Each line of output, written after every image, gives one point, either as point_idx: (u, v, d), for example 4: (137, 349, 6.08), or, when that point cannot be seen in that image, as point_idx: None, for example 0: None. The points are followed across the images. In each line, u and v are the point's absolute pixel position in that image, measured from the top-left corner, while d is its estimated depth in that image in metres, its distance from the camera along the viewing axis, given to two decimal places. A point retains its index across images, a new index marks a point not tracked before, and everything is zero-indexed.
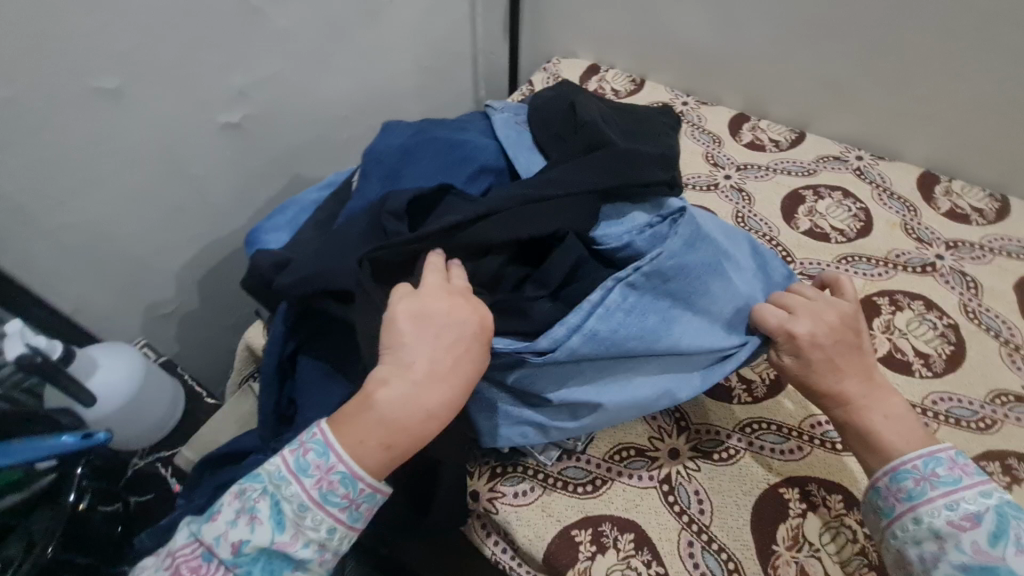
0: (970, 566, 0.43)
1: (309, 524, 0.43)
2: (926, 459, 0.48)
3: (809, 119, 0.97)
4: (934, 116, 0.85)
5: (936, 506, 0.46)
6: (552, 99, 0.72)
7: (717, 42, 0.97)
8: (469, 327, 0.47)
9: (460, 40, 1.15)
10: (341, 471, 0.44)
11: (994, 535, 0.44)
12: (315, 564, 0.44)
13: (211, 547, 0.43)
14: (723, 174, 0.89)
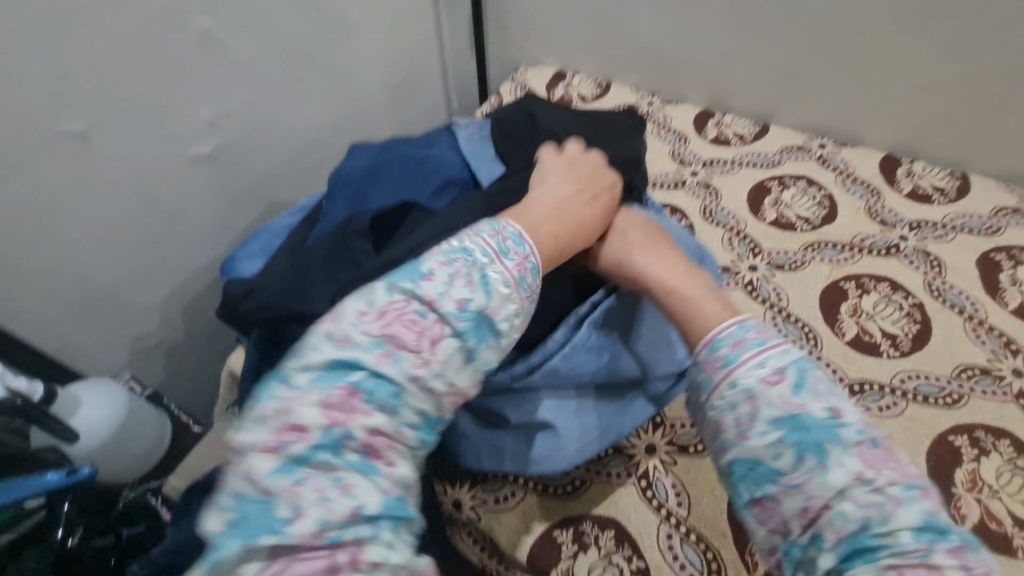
0: (782, 420, 0.37)
1: (509, 299, 0.42)
2: (738, 328, 0.42)
3: (771, 111, 0.99)
4: (890, 101, 0.87)
5: (749, 368, 0.39)
6: (512, 112, 0.73)
7: (676, 42, 0.99)
8: (610, 182, 0.55)
9: (427, 55, 1.17)
10: (534, 261, 0.45)
11: (796, 385, 0.38)
12: (501, 344, 0.42)
13: (421, 306, 0.40)
14: (689, 171, 0.91)
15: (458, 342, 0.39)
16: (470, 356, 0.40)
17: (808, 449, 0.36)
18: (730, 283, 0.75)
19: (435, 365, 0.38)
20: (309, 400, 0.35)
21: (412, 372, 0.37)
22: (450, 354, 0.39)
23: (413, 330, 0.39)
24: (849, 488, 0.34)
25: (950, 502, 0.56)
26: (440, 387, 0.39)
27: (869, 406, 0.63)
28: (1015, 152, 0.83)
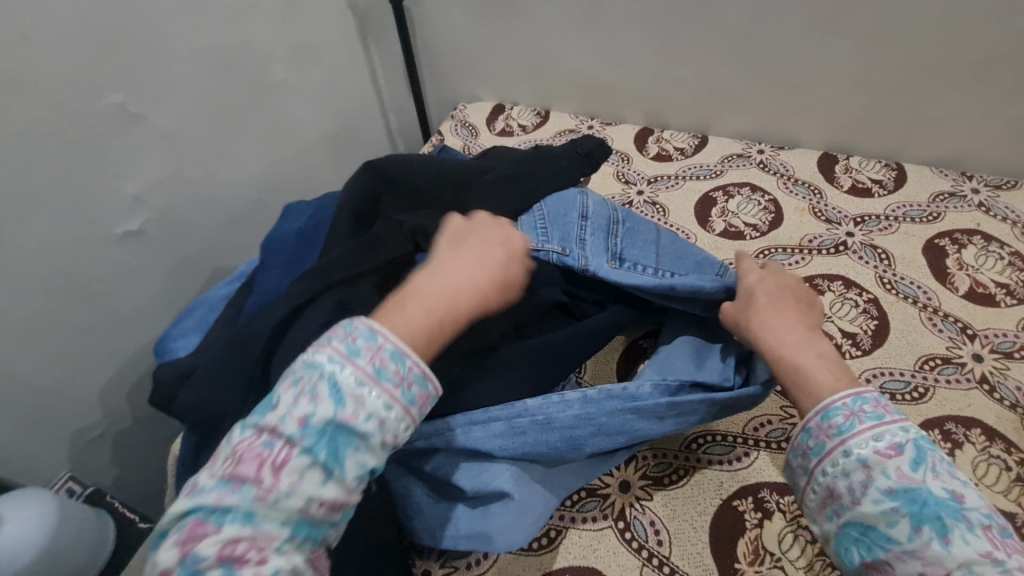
0: (899, 493, 0.40)
1: (368, 399, 0.40)
2: (853, 397, 0.44)
3: (708, 122, 1.00)
4: (815, 103, 0.89)
5: (865, 438, 0.42)
6: (407, 161, 0.70)
7: (605, 66, 1.00)
8: (505, 256, 0.51)
9: (364, 101, 1.17)
10: (394, 349, 0.42)
11: (915, 461, 0.41)
12: (379, 443, 0.40)
13: (269, 433, 0.39)
14: (635, 190, 0.90)
15: (312, 457, 0.38)
16: (331, 469, 0.38)
17: (928, 522, 0.38)
18: None
19: (293, 482, 0.38)
20: (172, 539, 0.37)
21: (261, 494, 0.37)
22: (305, 470, 0.38)
23: (257, 462, 0.38)
24: (971, 564, 0.36)
25: None
26: (303, 501, 0.38)
27: None
28: (942, 138, 0.85)
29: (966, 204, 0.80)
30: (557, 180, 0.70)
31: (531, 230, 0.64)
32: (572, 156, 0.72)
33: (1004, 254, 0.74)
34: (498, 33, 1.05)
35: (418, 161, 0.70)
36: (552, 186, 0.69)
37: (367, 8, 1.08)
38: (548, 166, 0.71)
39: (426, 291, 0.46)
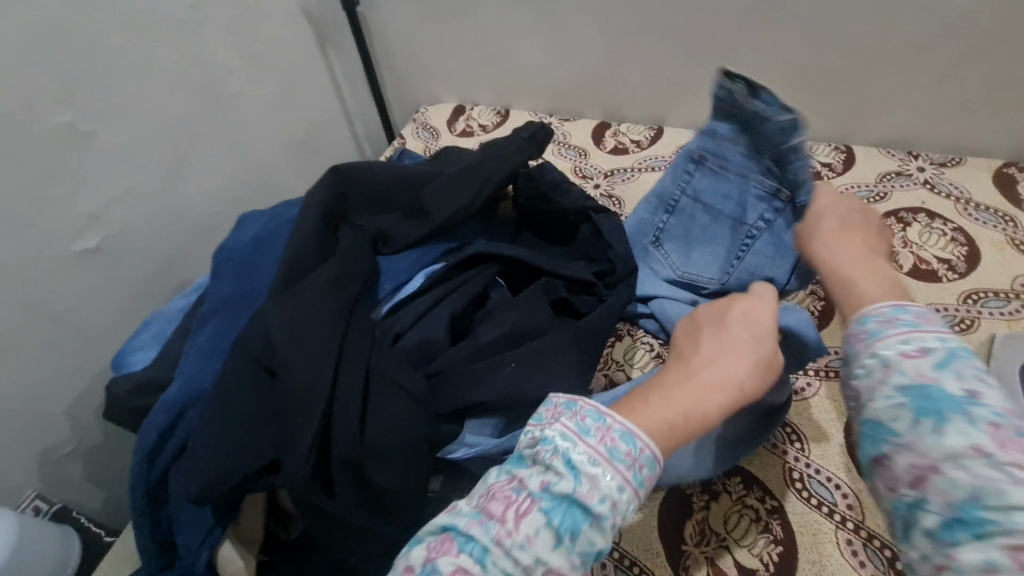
0: (910, 389, 0.35)
1: (603, 479, 0.37)
2: (896, 309, 0.39)
3: (663, 114, 1.01)
4: (764, 91, 0.91)
5: (891, 340, 0.37)
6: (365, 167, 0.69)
7: (559, 63, 1.01)
8: (742, 314, 0.45)
9: (327, 108, 1.17)
10: (623, 428, 0.39)
11: (942, 361, 0.36)
12: (608, 528, 0.37)
13: (513, 481, 0.38)
14: (592, 184, 0.91)
15: (550, 519, 0.36)
16: (564, 538, 0.36)
17: (930, 417, 0.34)
18: None
19: (528, 535, 0.36)
20: (415, 545, 0.38)
21: (499, 538, 0.36)
22: (543, 529, 0.36)
23: (504, 503, 0.37)
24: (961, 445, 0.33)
25: None
26: (532, 561, 0.35)
27: None
28: (888, 119, 0.87)
29: (912, 183, 0.82)
30: (507, 163, 0.69)
31: (711, 192, 0.67)
32: (518, 140, 0.72)
33: (947, 230, 0.76)
34: (453, 35, 1.05)
35: (372, 166, 0.69)
36: (503, 169, 0.69)
37: (322, 16, 1.08)
38: (496, 154, 0.70)
39: (688, 380, 0.42)
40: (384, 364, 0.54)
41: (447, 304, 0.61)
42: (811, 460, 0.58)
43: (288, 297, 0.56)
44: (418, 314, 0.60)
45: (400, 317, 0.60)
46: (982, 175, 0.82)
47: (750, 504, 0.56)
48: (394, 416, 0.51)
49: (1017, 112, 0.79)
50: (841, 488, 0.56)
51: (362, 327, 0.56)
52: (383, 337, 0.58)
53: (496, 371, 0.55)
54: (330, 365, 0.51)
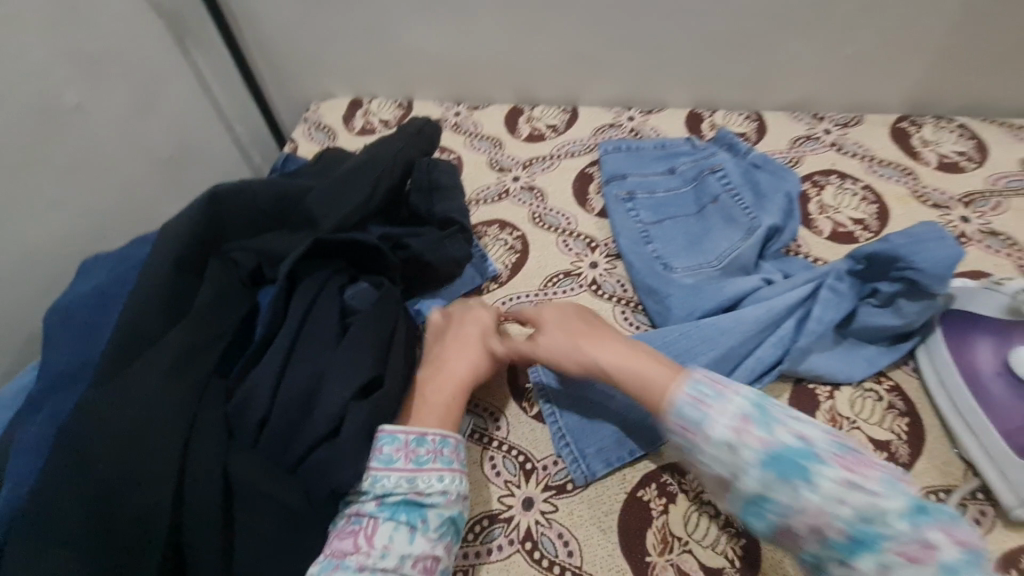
0: (776, 472, 0.40)
1: (423, 475, 0.43)
2: (694, 393, 0.44)
3: (575, 94, 0.97)
4: (674, 63, 0.88)
5: (731, 448, 0.41)
6: (247, 186, 0.58)
7: (460, 47, 0.94)
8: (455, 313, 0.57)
9: (198, 115, 1.01)
10: (415, 436, 0.45)
11: (761, 420, 0.41)
12: (443, 500, 0.43)
13: (354, 517, 0.43)
14: (511, 177, 0.85)
15: (393, 523, 0.41)
16: (414, 529, 0.41)
17: (794, 475, 0.39)
18: (574, 289, 0.70)
19: (384, 545, 0.40)
20: None
21: (359, 567, 0.39)
22: (390, 535, 0.41)
23: (350, 538, 0.41)
24: (740, 438, 0.41)
25: None
26: (396, 563, 0.40)
27: None
28: (794, 82, 0.87)
29: (822, 146, 0.83)
30: (397, 161, 0.66)
31: (687, 204, 0.75)
32: (405, 135, 0.70)
33: (857, 189, 0.78)
34: (338, 22, 0.94)
35: (253, 185, 0.58)
36: (395, 172, 0.65)
37: (175, 7, 0.91)
38: (383, 152, 0.67)
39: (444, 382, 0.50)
40: (244, 469, 0.41)
41: (310, 357, 0.46)
42: None
43: (121, 386, 0.42)
44: (279, 380, 0.45)
45: (258, 377, 0.45)
46: (881, 131, 0.85)
47: (707, 501, 0.54)
48: (263, 532, 0.40)
49: (907, 67, 0.82)
50: None
51: (214, 418, 0.43)
52: (240, 425, 0.43)
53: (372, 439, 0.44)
54: (172, 485, 0.39)
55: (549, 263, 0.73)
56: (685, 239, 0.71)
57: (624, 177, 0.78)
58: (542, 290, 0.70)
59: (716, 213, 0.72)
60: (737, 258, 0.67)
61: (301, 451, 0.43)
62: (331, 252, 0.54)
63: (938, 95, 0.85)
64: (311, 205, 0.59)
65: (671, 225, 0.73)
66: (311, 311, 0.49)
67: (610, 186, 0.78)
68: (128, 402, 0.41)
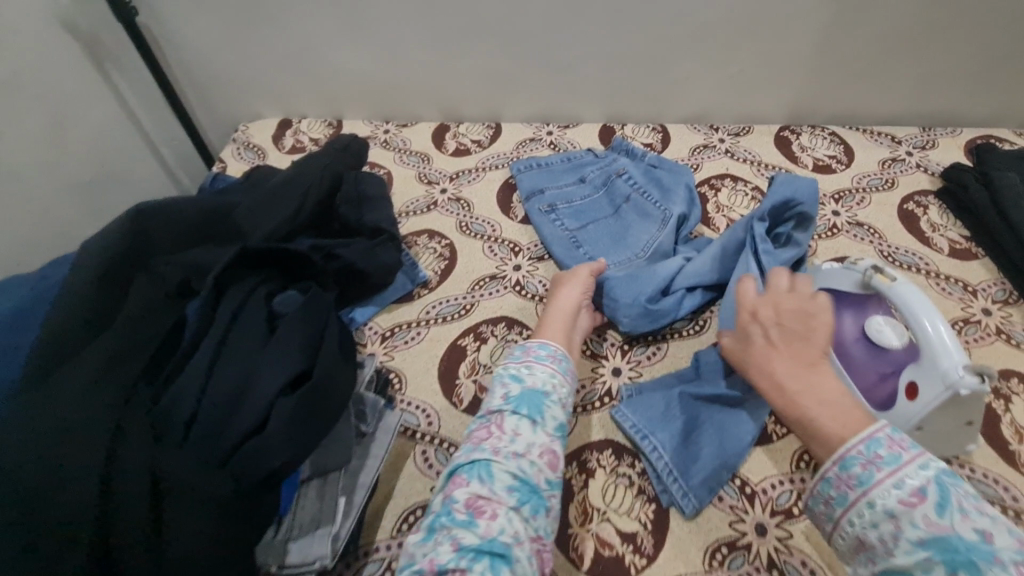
0: (929, 542, 0.39)
1: (541, 375, 0.56)
2: (868, 441, 0.44)
3: (497, 111, 1.03)
4: (586, 81, 0.96)
5: (885, 487, 0.41)
6: (169, 201, 0.59)
7: (386, 68, 0.98)
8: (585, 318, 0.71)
9: (119, 136, 0.99)
10: (540, 345, 0.59)
11: (940, 505, 0.39)
12: (557, 402, 0.55)
13: (485, 418, 0.54)
14: (439, 190, 0.90)
15: (519, 415, 0.52)
16: (535, 419, 0.52)
17: (962, 568, 0.37)
18: (499, 290, 0.75)
19: (512, 432, 0.51)
20: (437, 497, 0.50)
21: (493, 449, 0.50)
22: (518, 423, 0.52)
23: (485, 433, 0.52)
24: (913, 517, 0.40)
25: None
26: (523, 448, 0.51)
27: (639, 360, 0.68)
28: (691, 98, 0.97)
29: (718, 153, 0.93)
30: (325, 174, 0.69)
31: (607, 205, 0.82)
32: (332, 151, 0.74)
33: (748, 190, 0.87)
34: (264, 45, 0.96)
35: (175, 201, 0.59)
36: (323, 185, 0.68)
37: (94, 30, 0.91)
38: (310, 166, 0.70)
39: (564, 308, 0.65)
40: (172, 466, 0.43)
41: (239, 356, 0.48)
42: None
43: (45, 395, 0.43)
44: (206, 382, 0.46)
45: (186, 377, 0.46)
46: (767, 139, 0.96)
47: (623, 472, 0.59)
48: (194, 525, 0.41)
49: (784, 82, 0.94)
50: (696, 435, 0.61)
51: (140, 420, 0.44)
52: (167, 426, 0.44)
53: (300, 425, 0.45)
54: (96, 486, 0.40)
55: (476, 268, 0.78)
56: (612, 237, 0.78)
57: (542, 191, 0.85)
58: (469, 293, 0.75)
59: (632, 210, 0.81)
60: (659, 245, 0.75)
61: (230, 441, 0.44)
62: (258, 259, 0.57)
63: (812, 107, 0.97)
64: (241, 223, 0.63)
65: (594, 228, 0.80)
66: (241, 315, 0.52)
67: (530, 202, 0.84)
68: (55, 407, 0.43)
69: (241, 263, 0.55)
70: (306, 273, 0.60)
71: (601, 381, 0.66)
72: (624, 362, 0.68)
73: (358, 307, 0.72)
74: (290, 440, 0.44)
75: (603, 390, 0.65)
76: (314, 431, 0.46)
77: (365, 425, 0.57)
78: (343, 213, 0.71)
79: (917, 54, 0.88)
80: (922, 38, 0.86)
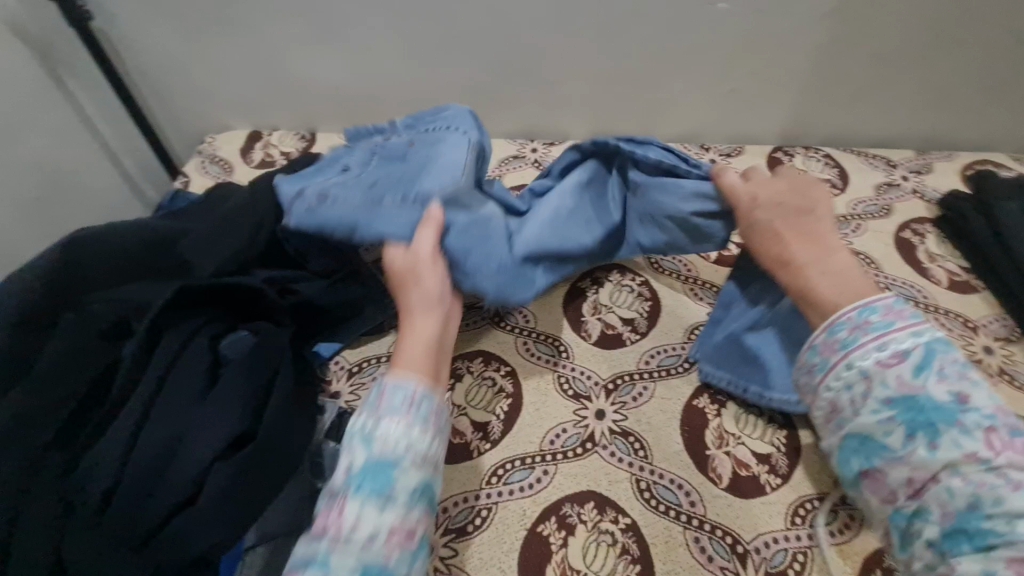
0: (901, 400, 0.44)
1: (388, 430, 0.47)
2: (862, 309, 0.48)
3: (480, 126, 0.98)
4: (572, 97, 0.92)
5: (868, 349, 0.46)
6: (103, 231, 0.53)
7: (362, 80, 0.93)
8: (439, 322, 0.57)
9: (74, 148, 0.93)
10: (420, 388, 0.49)
11: (918, 366, 0.45)
12: (413, 462, 0.46)
13: (331, 489, 0.45)
14: None
15: (359, 496, 0.44)
16: (381, 500, 0.44)
17: (921, 430, 0.43)
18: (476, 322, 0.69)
19: (353, 521, 0.43)
20: (297, 553, 0.44)
21: (335, 539, 0.43)
22: (361, 509, 0.43)
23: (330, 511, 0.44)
24: (884, 377, 0.45)
25: (708, 467, 0.58)
26: (365, 538, 0.43)
27: (625, 401, 0.63)
28: (680, 116, 0.93)
29: None
30: (286, 197, 0.63)
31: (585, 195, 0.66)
32: (298, 172, 0.68)
33: None
34: (231, 53, 0.91)
35: (112, 230, 0.54)
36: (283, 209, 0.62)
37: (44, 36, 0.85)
38: (271, 188, 0.64)
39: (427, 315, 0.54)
40: (78, 551, 0.39)
41: (170, 415, 0.43)
42: (655, 466, 0.58)
43: None
44: (128, 448, 0.41)
45: (105, 444, 0.41)
46: (759, 161, 0.92)
47: (606, 529, 0.54)
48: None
49: (776, 102, 0.90)
50: (684, 487, 0.57)
51: (48, 495, 0.41)
52: (78, 502, 0.40)
53: (235, 502, 0.41)
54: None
55: None
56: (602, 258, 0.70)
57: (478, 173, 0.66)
58: None
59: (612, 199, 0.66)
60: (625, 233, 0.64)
61: (152, 524, 0.40)
62: (203, 296, 0.50)
63: (805, 128, 0.94)
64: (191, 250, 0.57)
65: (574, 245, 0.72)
66: (177, 364, 0.46)
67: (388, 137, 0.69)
68: None
69: (181, 301, 0.49)
70: (258, 310, 0.53)
71: (583, 425, 0.62)
72: (608, 403, 0.63)
73: (321, 338, 0.65)
74: (222, 522, 0.40)
75: (585, 435, 0.61)
76: (251, 507, 0.41)
77: (321, 481, 0.51)
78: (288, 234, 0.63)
79: (913, 77, 0.85)
80: (919, 60, 0.83)
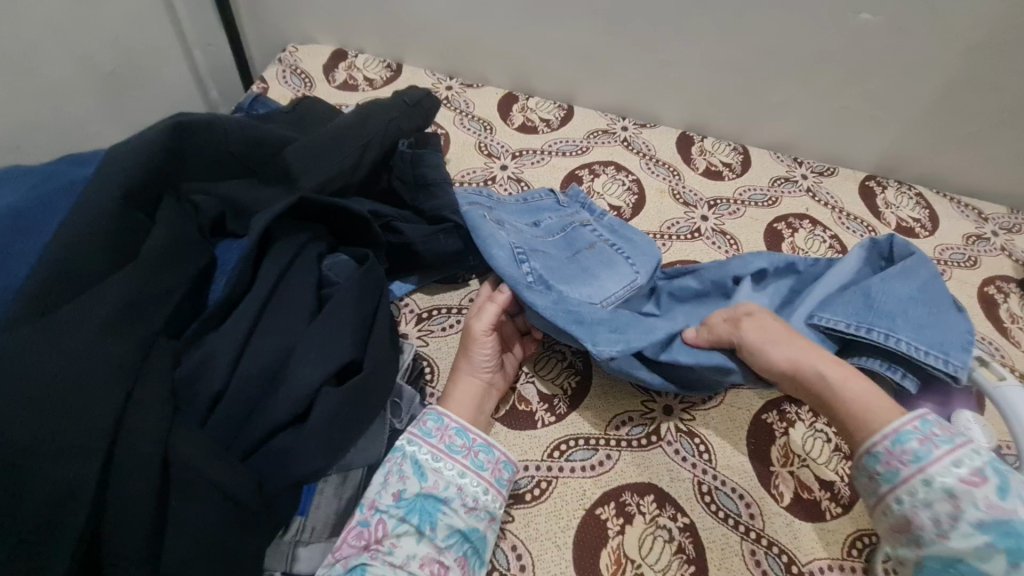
0: (988, 526, 0.36)
1: (444, 469, 0.48)
2: (924, 419, 0.42)
3: (573, 92, 0.94)
4: (680, 82, 0.88)
5: (945, 465, 0.39)
6: (205, 120, 0.50)
7: (465, 18, 0.88)
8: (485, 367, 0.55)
9: (152, 28, 0.88)
10: (457, 426, 0.50)
11: (1003, 489, 0.38)
12: (460, 506, 0.46)
13: (365, 513, 0.46)
14: (499, 165, 0.84)
15: (406, 522, 0.45)
16: (423, 530, 0.45)
17: None
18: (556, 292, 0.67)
19: (391, 543, 0.44)
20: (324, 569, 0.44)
21: (372, 554, 0.43)
22: (401, 533, 0.44)
23: (364, 534, 0.45)
24: (972, 496, 0.38)
25: (771, 484, 0.57)
26: (402, 560, 0.43)
27: (693, 401, 0.62)
28: (782, 124, 0.90)
29: (798, 189, 0.87)
30: (388, 131, 0.61)
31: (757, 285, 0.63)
32: (400, 104, 0.65)
33: (827, 237, 0.81)
34: None
35: (214, 123, 0.50)
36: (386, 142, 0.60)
37: None
38: (375, 115, 0.61)
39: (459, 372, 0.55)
40: (188, 447, 0.38)
41: (278, 331, 0.44)
42: (718, 472, 0.57)
43: (42, 335, 0.36)
44: (239, 353, 0.42)
45: (216, 344, 0.42)
46: (850, 185, 0.90)
47: (663, 524, 0.54)
48: (203, 524, 0.37)
49: (886, 129, 0.86)
50: (745, 498, 0.56)
51: (158, 385, 0.39)
52: (185, 401, 0.40)
53: (340, 429, 0.43)
54: (100, 461, 0.35)
55: None
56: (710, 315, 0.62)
57: (584, 222, 0.68)
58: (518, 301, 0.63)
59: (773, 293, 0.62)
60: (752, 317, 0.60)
61: (259, 435, 0.41)
62: (314, 214, 0.51)
63: (905, 161, 0.90)
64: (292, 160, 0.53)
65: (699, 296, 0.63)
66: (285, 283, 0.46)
67: (586, 226, 0.67)
68: (54, 357, 0.36)
69: (294, 223, 0.50)
70: (356, 239, 0.54)
71: (650, 417, 0.60)
72: (676, 400, 0.62)
73: (396, 277, 0.63)
74: (329, 441, 0.42)
75: (651, 428, 0.59)
76: (350, 435, 0.44)
77: (398, 421, 0.52)
78: (396, 168, 0.63)
79: None
80: None
